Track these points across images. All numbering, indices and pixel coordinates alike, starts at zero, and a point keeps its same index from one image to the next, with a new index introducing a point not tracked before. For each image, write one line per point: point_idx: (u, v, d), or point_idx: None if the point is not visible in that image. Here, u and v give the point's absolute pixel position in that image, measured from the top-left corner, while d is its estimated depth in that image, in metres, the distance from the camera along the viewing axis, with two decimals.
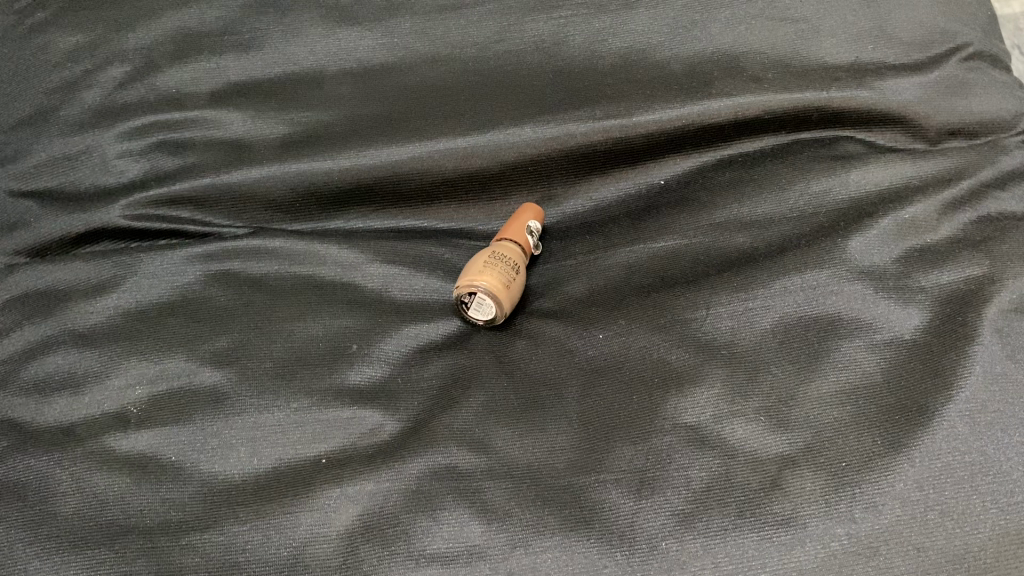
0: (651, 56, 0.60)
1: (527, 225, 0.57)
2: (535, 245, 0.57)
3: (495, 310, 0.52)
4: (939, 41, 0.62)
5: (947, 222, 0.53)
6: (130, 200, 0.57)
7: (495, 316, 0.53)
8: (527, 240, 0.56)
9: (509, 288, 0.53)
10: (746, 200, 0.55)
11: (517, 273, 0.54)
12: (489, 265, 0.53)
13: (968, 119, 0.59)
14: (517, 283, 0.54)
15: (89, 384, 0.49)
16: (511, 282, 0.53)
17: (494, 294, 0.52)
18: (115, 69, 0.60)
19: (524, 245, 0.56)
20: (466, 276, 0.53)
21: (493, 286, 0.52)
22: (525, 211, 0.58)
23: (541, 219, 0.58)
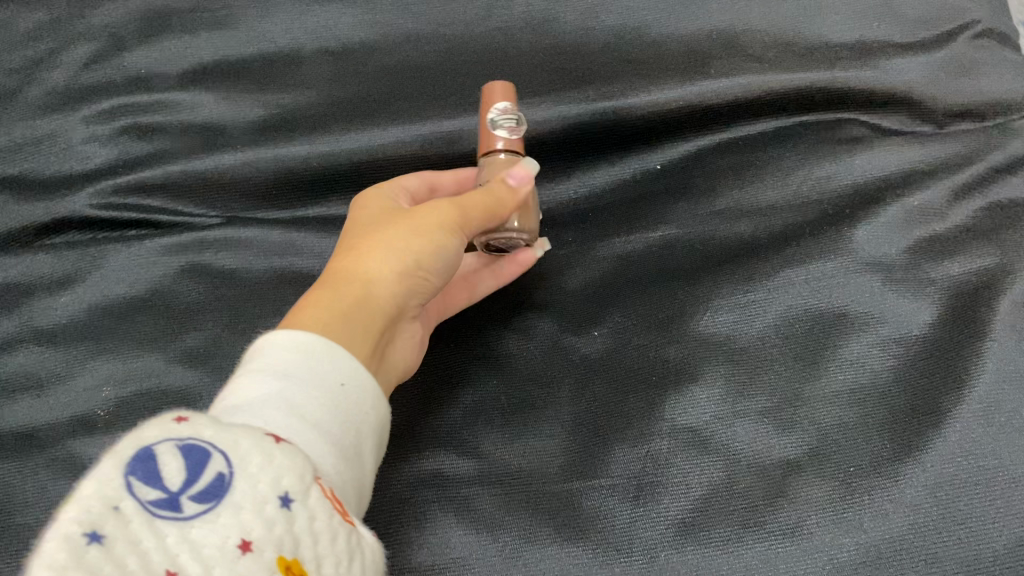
0: (647, 33, 0.58)
1: (490, 114, 0.48)
2: (515, 126, 0.48)
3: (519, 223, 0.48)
4: (949, 19, 0.59)
5: (956, 210, 0.51)
6: (96, 189, 0.54)
7: (523, 222, 0.47)
8: (499, 130, 0.47)
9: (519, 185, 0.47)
10: (746, 186, 0.53)
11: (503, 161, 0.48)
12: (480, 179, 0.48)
13: (978, 100, 0.56)
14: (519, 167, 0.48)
15: (53, 385, 0.46)
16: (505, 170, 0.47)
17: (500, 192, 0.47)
18: (80, 49, 0.57)
19: (501, 139, 0.48)
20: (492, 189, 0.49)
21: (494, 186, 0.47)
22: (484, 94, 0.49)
23: (510, 92, 0.48)
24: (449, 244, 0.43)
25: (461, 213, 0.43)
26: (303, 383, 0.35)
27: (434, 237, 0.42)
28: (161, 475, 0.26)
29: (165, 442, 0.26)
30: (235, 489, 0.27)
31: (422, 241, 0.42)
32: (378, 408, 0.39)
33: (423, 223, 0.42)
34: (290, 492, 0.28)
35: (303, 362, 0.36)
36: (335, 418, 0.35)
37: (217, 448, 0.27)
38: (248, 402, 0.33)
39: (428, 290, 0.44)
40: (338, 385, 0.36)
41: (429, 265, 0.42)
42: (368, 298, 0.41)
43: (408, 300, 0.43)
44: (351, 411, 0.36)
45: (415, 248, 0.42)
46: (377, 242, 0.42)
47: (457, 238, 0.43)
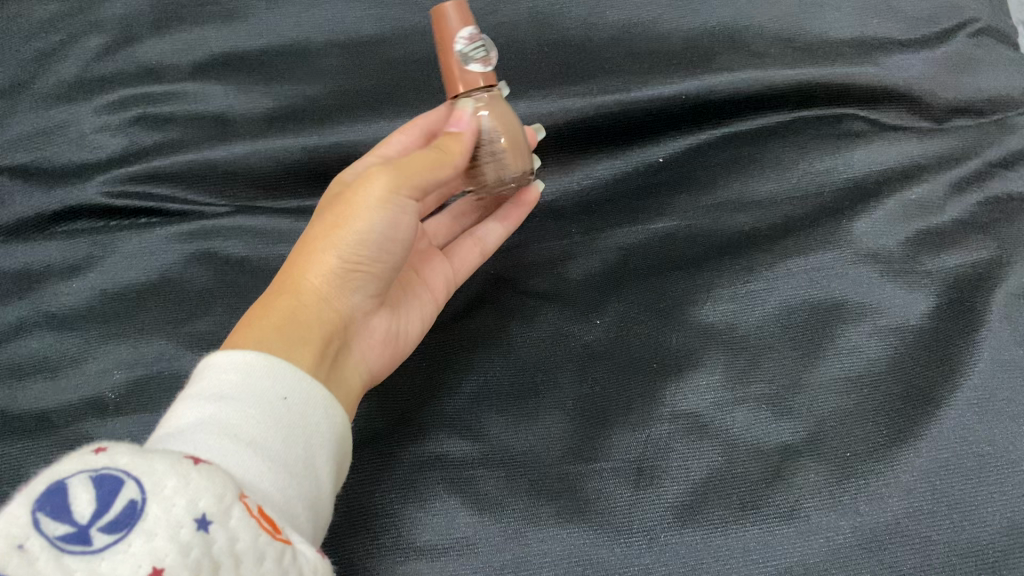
0: (650, 29, 0.58)
1: (464, 49, 0.45)
2: (488, 55, 0.46)
3: (517, 160, 0.47)
4: (948, 16, 0.59)
5: (953, 204, 0.52)
6: (108, 177, 0.55)
7: (518, 157, 0.47)
8: (473, 65, 0.45)
9: (511, 124, 0.47)
10: (746, 179, 0.54)
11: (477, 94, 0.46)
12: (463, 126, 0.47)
13: (976, 96, 0.57)
14: (499, 99, 0.47)
15: (64, 368, 0.47)
16: (491, 109, 0.46)
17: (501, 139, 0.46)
18: (92, 40, 0.57)
19: (483, 76, 0.46)
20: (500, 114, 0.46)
21: (494, 135, 0.46)
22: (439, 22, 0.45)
23: (467, 16, 0.45)
24: (382, 222, 0.42)
25: (385, 189, 0.42)
26: (240, 403, 0.36)
27: (360, 220, 0.42)
28: (69, 509, 0.25)
29: (78, 475, 0.26)
30: (147, 515, 0.25)
31: (345, 231, 0.42)
32: (330, 414, 0.39)
33: (348, 211, 0.42)
34: (208, 514, 0.27)
35: (239, 381, 0.37)
36: (276, 430, 0.36)
37: (130, 475, 0.26)
38: (183, 428, 0.34)
39: (372, 278, 0.44)
40: (279, 399, 0.37)
41: (356, 255, 0.43)
42: (299, 304, 0.42)
43: (348, 295, 0.44)
44: (296, 423, 0.37)
45: (338, 240, 0.42)
46: (310, 246, 0.43)
47: (387, 214, 0.42)
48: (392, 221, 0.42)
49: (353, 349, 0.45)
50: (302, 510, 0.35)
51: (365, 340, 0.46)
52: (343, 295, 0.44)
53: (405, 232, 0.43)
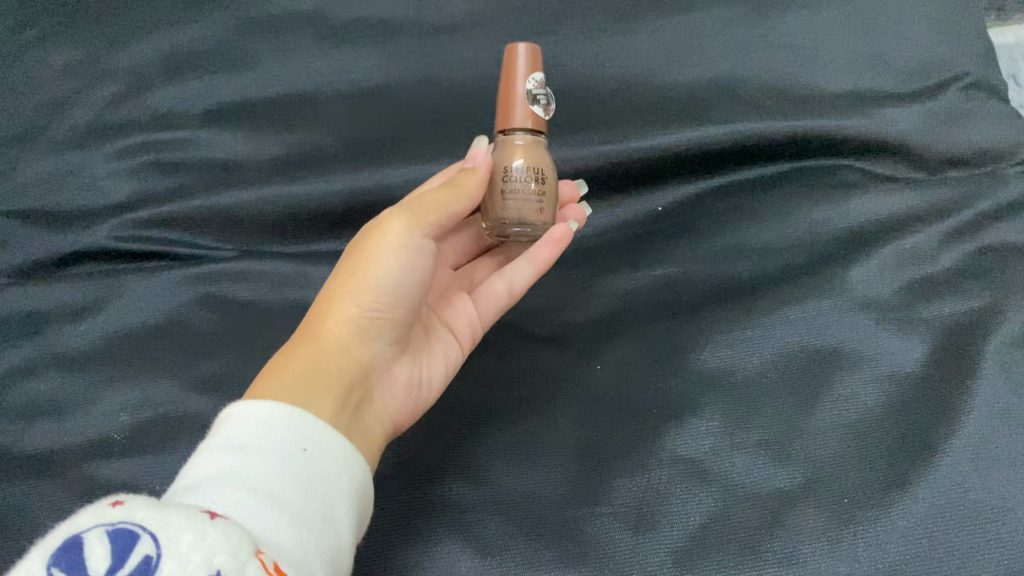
0: (649, 81, 0.60)
1: (528, 87, 0.47)
2: (542, 104, 0.48)
3: (539, 207, 0.48)
4: (939, 70, 0.61)
5: (949, 253, 0.53)
6: (121, 222, 0.57)
7: (540, 207, 0.48)
8: (529, 105, 0.48)
9: (546, 171, 0.48)
10: (743, 227, 0.56)
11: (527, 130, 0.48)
12: (501, 154, 0.48)
13: (966, 149, 0.58)
14: (541, 147, 0.48)
15: (71, 410, 0.48)
16: (530, 150, 0.47)
17: (530, 181, 0.47)
18: (107, 87, 0.59)
19: (535, 119, 0.48)
20: (540, 158, 0.48)
21: (526, 173, 0.47)
22: (512, 59, 0.48)
23: (536, 62, 0.48)
24: (405, 257, 0.44)
25: (401, 229, 0.44)
26: (259, 455, 0.36)
27: (383, 257, 0.44)
28: (85, 563, 0.25)
29: (94, 530, 0.26)
30: (160, 570, 0.26)
31: (364, 275, 0.44)
32: (352, 467, 0.40)
33: (370, 253, 0.44)
34: (223, 570, 0.27)
35: (260, 433, 0.37)
36: (294, 483, 0.36)
37: (146, 530, 0.27)
38: (201, 481, 0.35)
39: (392, 327, 0.46)
40: (299, 450, 0.38)
41: (374, 300, 0.44)
42: (319, 352, 0.43)
43: (370, 345, 0.45)
44: (316, 476, 0.38)
45: (356, 285, 0.44)
46: (331, 297, 0.45)
47: (406, 254, 0.44)
48: (411, 261, 0.45)
49: (376, 399, 0.45)
50: (319, 562, 0.35)
51: (387, 390, 0.46)
52: (363, 345, 0.45)
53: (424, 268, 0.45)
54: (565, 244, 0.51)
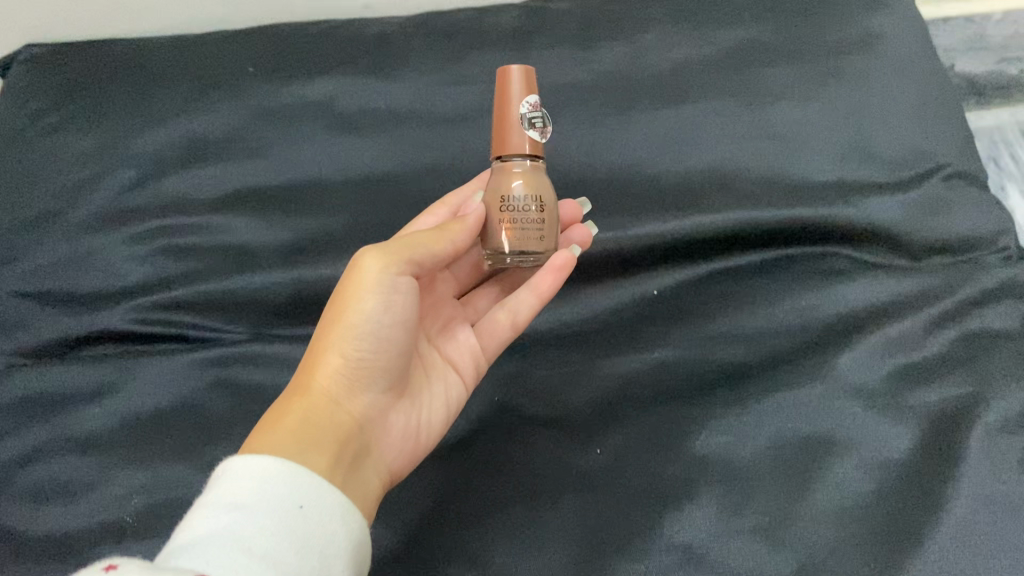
0: (644, 171, 0.64)
1: (523, 109, 0.49)
2: (538, 128, 0.49)
3: (540, 235, 0.48)
4: (919, 162, 0.64)
5: (933, 340, 0.55)
6: (135, 305, 0.58)
7: (540, 236, 0.48)
8: (524, 131, 0.48)
9: (545, 196, 0.48)
10: (737, 314, 0.58)
11: (525, 155, 0.48)
12: (501, 180, 0.49)
13: (949, 237, 0.61)
14: (539, 173, 0.49)
15: (84, 493, 0.49)
16: (528, 176, 0.48)
17: (530, 207, 0.48)
18: (124, 174, 0.63)
19: (532, 143, 0.49)
20: (539, 183, 0.48)
21: (526, 199, 0.48)
22: (506, 82, 0.49)
23: (530, 86, 0.49)
24: (381, 297, 0.45)
25: (376, 273, 0.45)
26: (255, 512, 0.38)
27: (360, 298, 0.45)
28: None
29: None
30: None
31: (344, 326, 0.45)
32: (349, 521, 0.41)
33: (349, 297, 0.45)
34: None
35: (257, 488, 0.39)
36: (289, 539, 0.38)
37: None
38: (199, 540, 0.36)
39: (380, 374, 0.47)
40: (296, 507, 0.39)
41: (356, 349, 0.46)
42: (309, 406, 0.45)
43: (360, 395, 0.47)
44: (312, 531, 0.39)
45: (337, 337, 0.45)
46: (317, 350, 0.46)
47: (382, 297, 0.45)
48: (388, 306, 0.46)
49: (372, 448, 0.47)
50: None
51: (385, 437, 0.48)
52: (353, 396, 0.46)
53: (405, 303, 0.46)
54: (568, 271, 0.52)
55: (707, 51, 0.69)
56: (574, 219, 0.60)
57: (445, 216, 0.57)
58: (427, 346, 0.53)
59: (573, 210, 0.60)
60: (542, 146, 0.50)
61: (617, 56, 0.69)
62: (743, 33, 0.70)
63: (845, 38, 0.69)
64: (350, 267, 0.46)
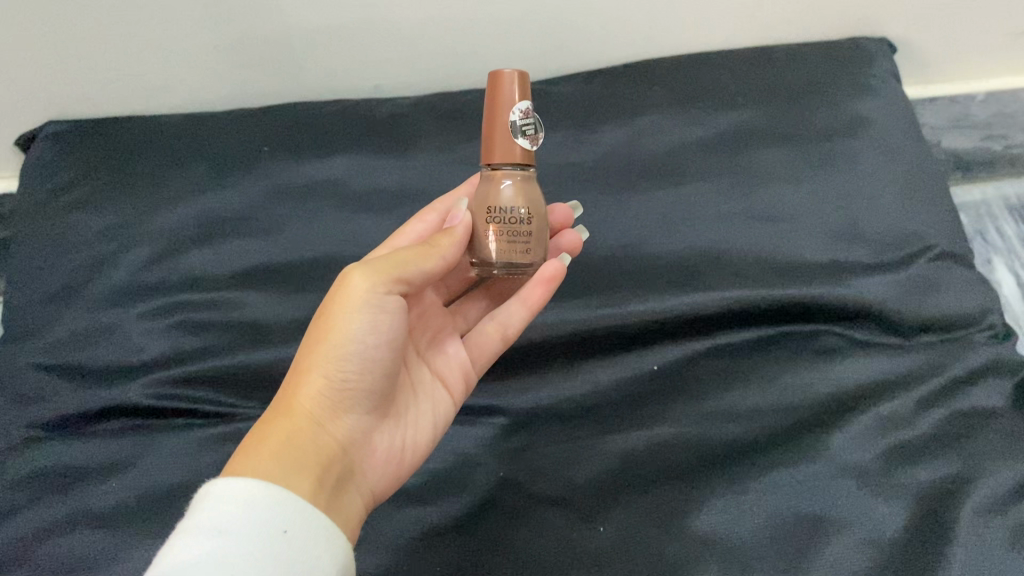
0: (644, 251, 0.67)
1: (513, 117, 0.50)
2: (529, 136, 0.51)
3: (527, 245, 0.50)
4: (909, 243, 0.66)
5: (924, 418, 0.57)
6: (152, 379, 0.60)
7: (526, 248, 0.50)
8: (516, 141, 0.50)
9: (533, 205, 0.50)
10: (733, 391, 0.60)
11: (517, 162, 0.50)
12: (490, 188, 0.50)
13: (938, 316, 0.63)
14: (530, 181, 0.51)
15: (101, 566, 0.51)
16: (518, 186, 0.50)
17: (518, 216, 0.50)
18: (142, 250, 0.66)
19: (523, 150, 0.50)
20: (528, 192, 0.50)
21: (514, 208, 0.50)
22: (499, 87, 0.50)
23: (523, 93, 0.50)
24: (365, 315, 0.47)
25: (362, 291, 0.47)
26: (240, 540, 0.39)
27: (345, 317, 0.47)
28: None
29: None
30: None
31: (330, 344, 0.47)
32: (333, 545, 0.42)
33: (334, 316, 0.47)
34: None
35: (240, 514, 0.40)
36: (274, 566, 0.39)
37: None
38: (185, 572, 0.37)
39: (363, 395, 0.48)
40: (281, 532, 0.40)
41: (341, 369, 0.47)
42: (292, 427, 0.45)
43: (343, 417, 0.48)
44: (297, 556, 0.40)
45: (322, 356, 0.47)
46: (300, 371, 0.47)
47: (368, 315, 0.47)
48: (374, 323, 0.47)
49: (355, 469, 0.48)
50: None
51: (370, 457, 0.49)
52: (336, 420, 0.47)
53: (391, 320, 0.48)
54: (558, 282, 0.56)
55: (704, 134, 0.72)
56: (566, 223, 0.63)
57: (434, 221, 0.59)
58: (417, 361, 0.56)
59: (566, 214, 0.63)
60: (532, 153, 0.51)
61: (617, 139, 0.73)
62: (738, 117, 0.73)
63: (834, 122, 0.72)
64: (338, 283, 0.48)
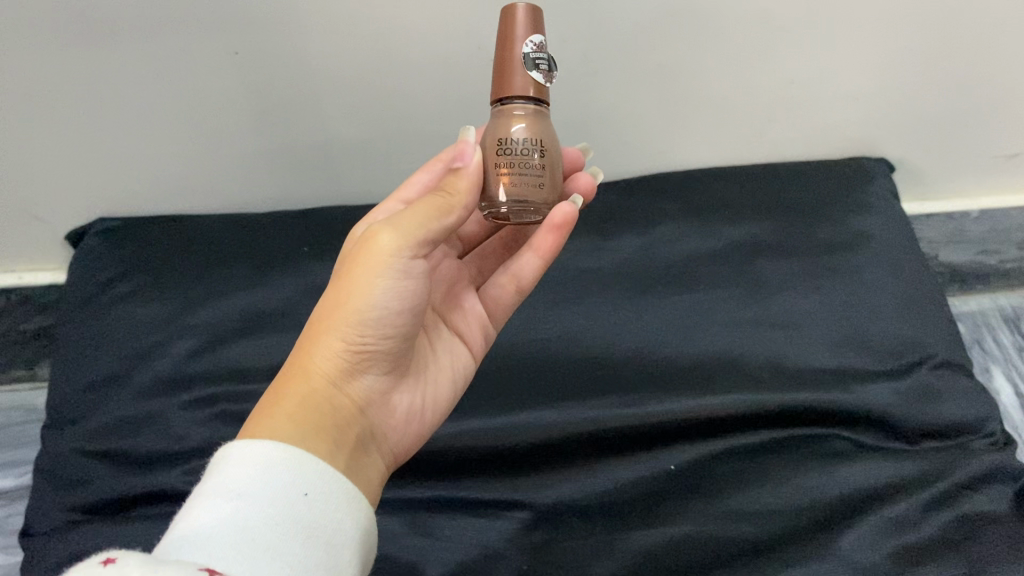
0: (659, 353, 0.71)
1: (525, 50, 0.48)
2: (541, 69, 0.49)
3: (539, 180, 0.48)
4: (910, 352, 0.70)
5: (930, 521, 0.60)
6: (191, 466, 0.64)
7: (539, 184, 0.48)
8: (526, 73, 0.48)
9: (545, 140, 0.48)
10: (748, 490, 0.62)
11: (525, 93, 0.48)
12: (500, 123, 0.48)
13: (942, 423, 0.66)
14: (542, 116, 0.49)
15: None
16: (529, 118, 0.48)
17: (528, 148, 0.48)
18: (184, 342, 0.70)
19: (535, 84, 0.48)
20: (537, 124, 0.48)
21: (524, 141, 0.48)
22: (509, 20, 0.49)
23: (534, 25, 0.49)
24: (387, 278, 0.46)
25: (388, 252, 0.46)
26: (257, 503, 0.39)
27: (366, 282, 0.46)
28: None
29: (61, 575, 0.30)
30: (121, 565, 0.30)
31: (351, 308, 0.46)
32: (353, 510, 0.43)
33: (357, 278, 0.46)
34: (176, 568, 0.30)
35: (259, 477, 0.41)
36: (294, 527, 0.39)
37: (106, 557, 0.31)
38: (201, 532, 0.38)
39: (382, 358, 0.49)
40: (299, 495, 0.41)
41: (361, 334, 0.47)
42: (309, 388, 0.47)
43: (361, 378, 0.49)
44: (315, 519, 0.41)
45: (341, 319, 0.47)
46: (319, 330, 0.48)
47: (392, 280, 0.46)
48: (398, 289, 0.47)
49: (374, 428, 0.50)
50: None
51: (388, 414, 0.51)
52: (354, 380, 0.49)
53: (414, 282, 0.47)
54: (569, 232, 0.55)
55: (716, 246, 0.77)
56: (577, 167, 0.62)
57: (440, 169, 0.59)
58: (436, 320, 0.57)
59: (575, 156, 0.62)
60: (545, 88, 0.49)
61: (632, 248, 0.77)
62: (749, 229, 0.78)
63: (837, 238, 0.77)
64: (365, 241, 0.47)
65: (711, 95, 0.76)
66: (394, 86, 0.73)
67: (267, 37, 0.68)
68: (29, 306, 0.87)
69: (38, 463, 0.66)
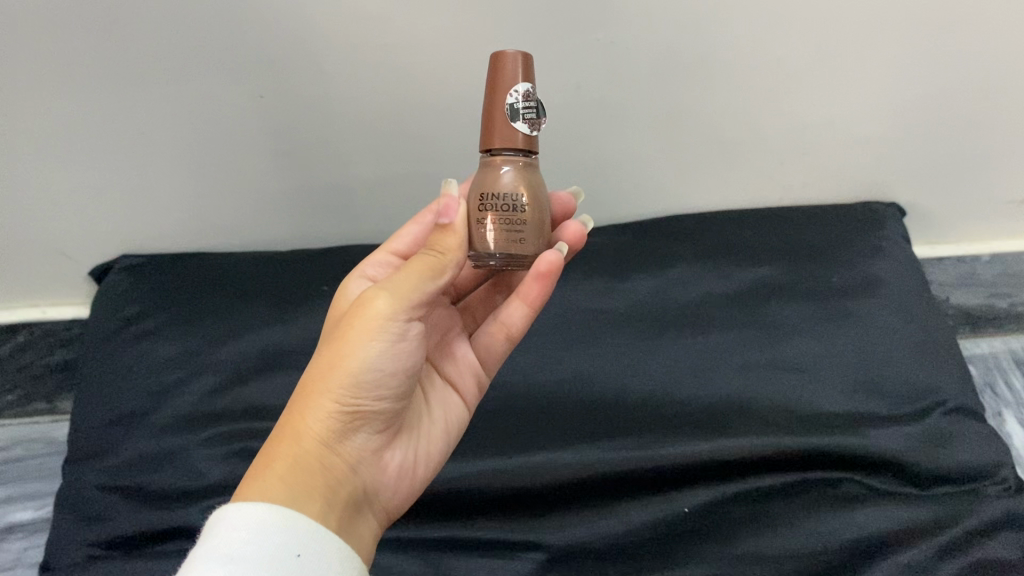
0: (672, 395, 0.71)
1: (512, 101, 0.49)
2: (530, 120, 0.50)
3: (525, 235, 0.49)
4: (922, 398, 0.71)
5: (945, 567, 0.60)
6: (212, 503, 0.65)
7: (525, 239, 0.49)
8: (516, 125, 0.49)
9: (533, 193, 0.49)
10: (761, 535, 0.63)
11: (514, 144, 0.49)
12: (487, 175, 0.49)
13: (954, 467, 0.66)
14: (531, 168, 0.50)
15: None
16: (517, 171, 0.49)
17: (514, 202, 0.49)
18: (206, 379, 0.71)
19: (524, 137, 0.49)
20: (525, 177, 0.49)
21: (511, 195, 0.48)
22: (501, 69, 0.50)
23: (524, 75, 0.50)
24: (380, 338, 0.46)
25: (382, 316, 0.46)
26: (252, 564, 0.39)
27: (360, 343, 0.46)
28: None
29: None
30: None
31: (344, 369, 0.46)
32: (345, 568, 0.43)
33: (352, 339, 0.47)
34: None
35: (253, 538, 0.40)
36: None
37: None
38: None
39: (376, 417, 0.49)
40: (293, 555, 0.41)
41: (355, 395, 0.47)
42: (304, 453, 0.45)
43: (353, 438, 0.48)
44: None
45: (334, 381, 0.46)
46: (310, 392, 0.47)
47: (387, 341, 0.47)
48: (392, 348, 0.47)
49: (367, 488, 0.49)
50: None
51: (381, 473, 0.51)
52: (347, 441, 0.48)
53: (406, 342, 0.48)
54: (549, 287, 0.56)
55: (729, 289, 0.78)
56: (569, 211, 0.62)
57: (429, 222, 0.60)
58: (428, 373, 0.58)
59: (568, 202, 0.62)
60: (533, 138, 0.50)
61: (647, 290, 0.78)
62: (762, 273, 0.79)
63: (849, 282, 0.78)
64: (359, 303, 0.48)
65: (724, 140, 0.77)
66: (415, 130, 0.74)
67: (294, 82, 0.70)
68: (52, 339, 0.88)
69: (60, 497, 0.67)
